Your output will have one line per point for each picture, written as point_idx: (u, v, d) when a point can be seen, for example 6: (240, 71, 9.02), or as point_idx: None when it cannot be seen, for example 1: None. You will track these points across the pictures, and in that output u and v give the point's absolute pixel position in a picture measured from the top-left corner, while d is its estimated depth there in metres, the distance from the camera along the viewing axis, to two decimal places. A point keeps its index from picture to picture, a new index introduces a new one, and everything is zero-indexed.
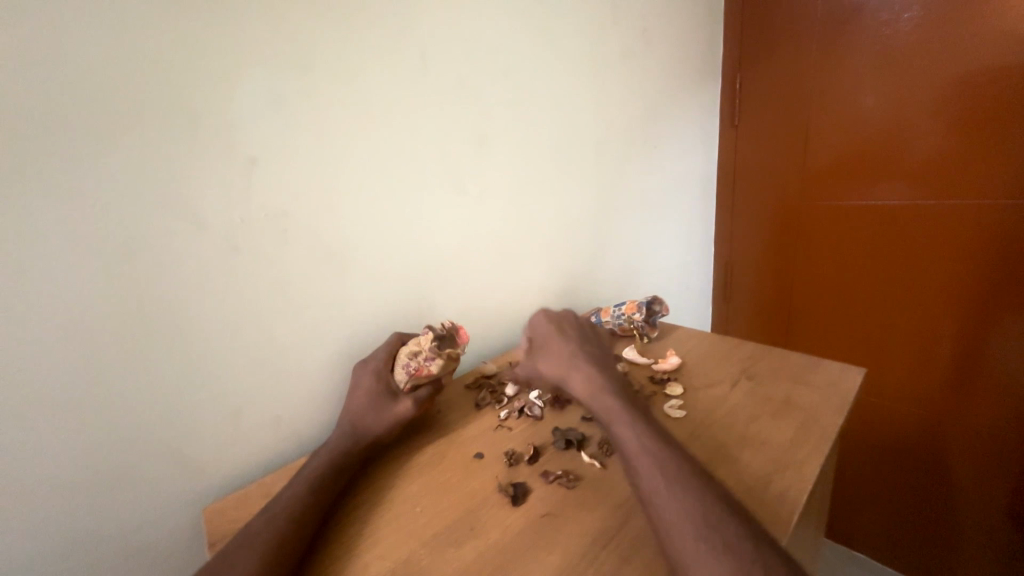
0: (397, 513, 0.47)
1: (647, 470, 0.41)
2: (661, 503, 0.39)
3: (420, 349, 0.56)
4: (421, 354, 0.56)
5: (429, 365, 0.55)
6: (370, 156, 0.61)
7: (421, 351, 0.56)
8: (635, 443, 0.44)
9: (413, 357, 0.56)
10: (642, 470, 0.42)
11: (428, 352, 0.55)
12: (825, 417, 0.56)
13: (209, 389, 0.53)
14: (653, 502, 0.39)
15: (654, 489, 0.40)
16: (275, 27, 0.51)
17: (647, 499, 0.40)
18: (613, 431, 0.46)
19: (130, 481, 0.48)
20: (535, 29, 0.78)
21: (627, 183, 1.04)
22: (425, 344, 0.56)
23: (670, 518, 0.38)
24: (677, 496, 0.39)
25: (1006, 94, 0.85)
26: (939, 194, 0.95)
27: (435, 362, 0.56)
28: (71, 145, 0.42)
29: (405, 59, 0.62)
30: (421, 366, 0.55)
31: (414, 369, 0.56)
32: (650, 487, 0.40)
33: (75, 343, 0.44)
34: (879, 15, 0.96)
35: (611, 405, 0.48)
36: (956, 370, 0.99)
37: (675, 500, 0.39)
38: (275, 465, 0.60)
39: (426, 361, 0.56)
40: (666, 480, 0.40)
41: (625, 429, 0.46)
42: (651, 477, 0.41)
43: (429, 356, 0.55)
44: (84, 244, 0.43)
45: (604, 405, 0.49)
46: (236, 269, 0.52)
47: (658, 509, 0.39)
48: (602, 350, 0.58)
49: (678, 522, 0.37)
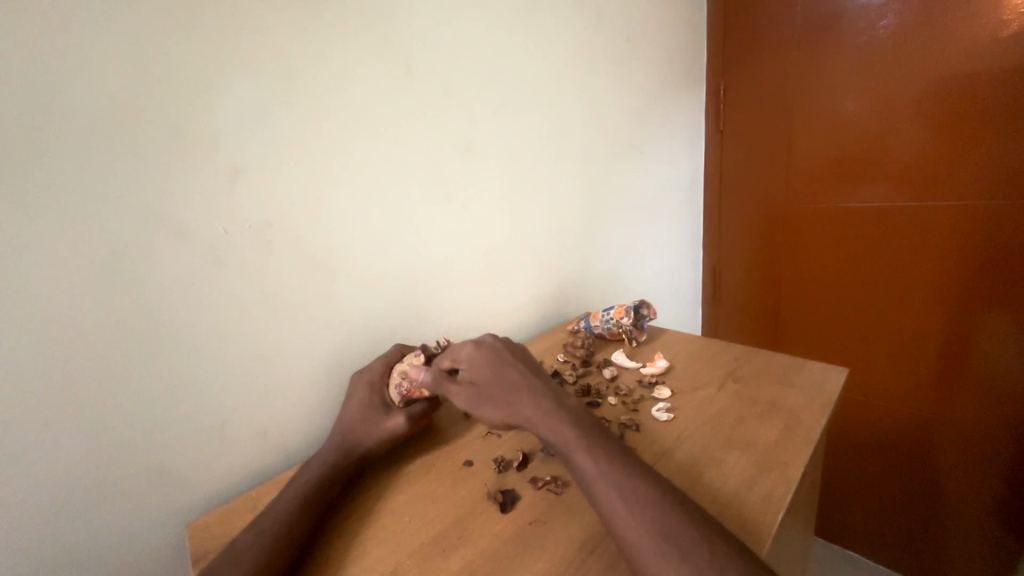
0: (386, 524, 0.47)
1: (606, 493, 0.41)
2: (623, 525, 0.39)
3: (412, 370, 0.56)
4: (413, 374, 0.56)
5: (420, 387, 0.56)
6: (357, 164, 0.61)
7: (413, 371, 0.56)
8: (596, 471, 0.43)
9: (404, 377, 0.56)
10: (603, 493, 0.41)
11: (420, 372, 0.56)
12: (809, 418, 0.57)
13: (194, 402, 0.52)
14: (619, 524, 0.39)
15: (614, 512, 0.40)
16: (261, 36, 0.52)
17: (610, 521, 0.40)
18: (572, 461, 0.44)
19: (112, 498, 0.47)
20: (521, 37, 0.79)
21: (615, 186, 1.05)
22: (416, 365, 0.56)
23: (634, 540, 0.38)
24: (638, 517, 0.39)
25: (980, 99, 0.88)
26: (919, 195, 0.98)
27: (427, 382, 0.56)
28: (51, 157, 0.41)
29: (392, 67, 0.63)
30: (413, 386, 0.56)
31: (406, 389, 0.56)
32: (612, 510, 0.40)
33: (55, 359, 0.43)
34: (856, 23, 0.99)
35: (568, 435, 0.46)
36: (940, 368, 1.01)
37: (636, 522, 0.39)
38: (261, 477, 0.59)
39: (419, 382, 0.56)
40: (627, 501, 0.40)
41: (584, 457, 0.44)
42: (611, 500, 0.41)
43: (421, 377, 0.56)
44: (64, 258, 0.43)
45: (552, 428, 0.47)
46: (220, 280, 0.52)
47: (621, 531, 0.39)
48: (531, 368, 0.55)
49: (642, 543, 0.38)
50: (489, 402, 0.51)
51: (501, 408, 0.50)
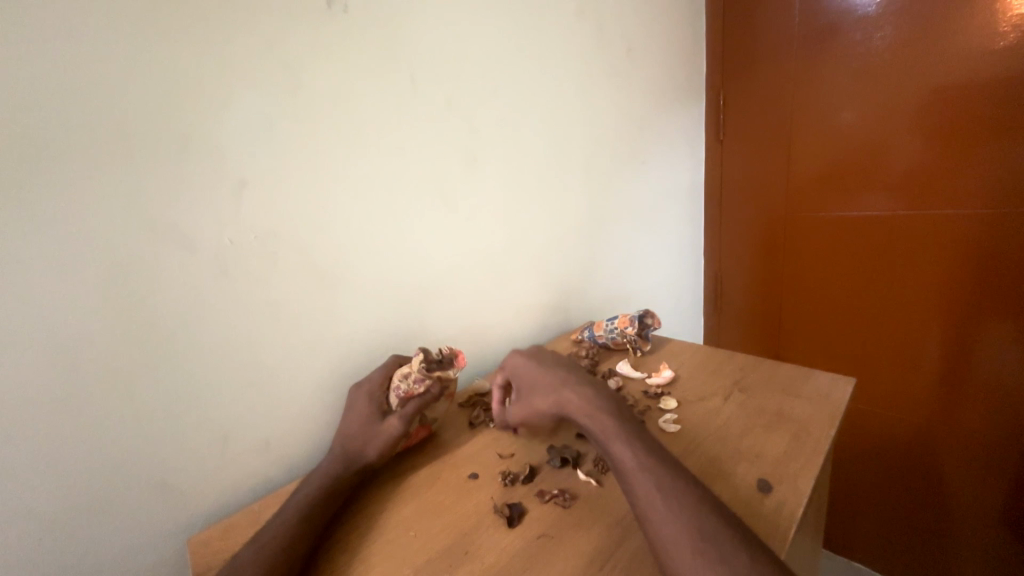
0: (390, 538, 0.46)
1: (643, 486, 0.41)
2: (660, 518, 0.39)
3: (410, 371, 0.56)
4: (411, 375, 0.55)
5: (418, 386, 0.55)
6: (362, 175, 0.62)
7: (411, 372, 0.55)
8: (634, 462, 0.43)
9: (403, 379, 0.56)
10: (640, 486, 0.42)
11: (417, 373, 0.55)
12: (818, 428, 0.57)
13: (196, 415, 0.51)
14: (653, 518, 0.40)
15: (650, 504, 0.40)
16: (269, 51, 0.53)
17: (644, 514, 0.40)
18: (611, 452, 0.45)
19: (111, 514, 0.47)
20: (523, 49, 0.81)
21: (617, 197, 1.05)
22: (415, 366, 0.56)
23: (669, 533, 0.38)
24: (673, 514, 0.39)
25: (983, 110, 0.88)
26: (921, 204, 0.98)
27: (424, 382, 0.55)
28: (61, 171, 0.42)
29: (397, 82, 0.64)
30: (411, 387, 0.55)
31: (404, 391, 0.55)
32: (646, 504, 0.41)
33: (56, 371, 0.43)
34: (853, 34, 1.00)
35: (606, 422, 0.47)
36: (944, 377, 1.00)
37: (672, 514, 0.39)
38: (263, 491, 0.58)
39: (416, 383, 0.55)
40: (662, 492, 0.41)
41: (622, 448, 0.45)
42: (649, 492, 0.41)
43: (418, 378, 0.55)
44: (70, 268, 0.43)
45: (593, 417, 0.48)
46: (223, 290, 0.52)
47: (654, 525, 0.39)
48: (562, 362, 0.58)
49: (678, 539, 0.38)
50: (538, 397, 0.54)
51: (547, 396, 0.53)
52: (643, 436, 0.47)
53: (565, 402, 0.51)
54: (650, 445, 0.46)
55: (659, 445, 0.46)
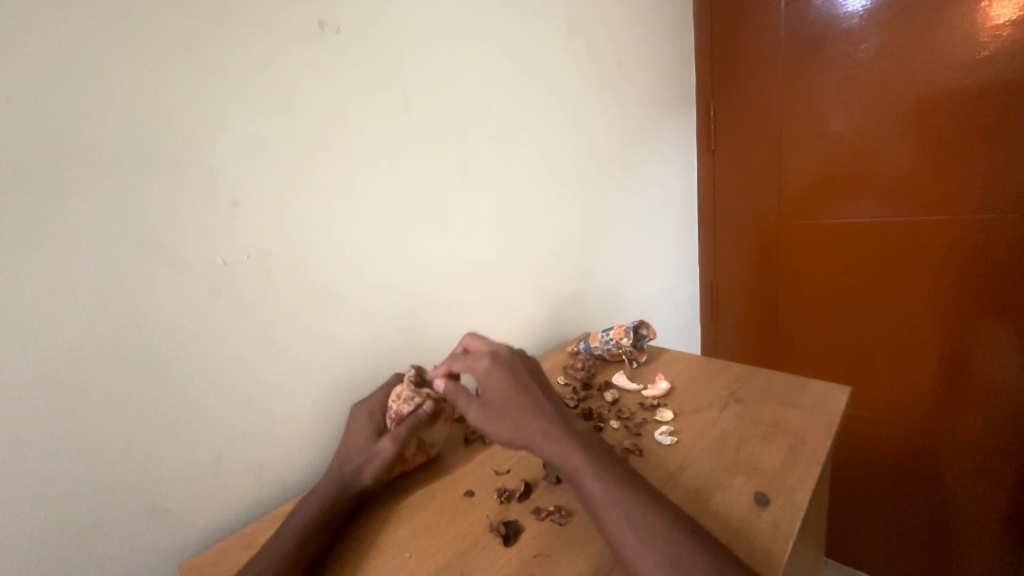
0: (385, 560, 0.45)
1: (618, 522, 0.41)
2: (636, 555, 0.39)
3: (401, 391, 0.57)
4: (401, 395, 0.56)
5: (408, 405, 0.55)
6: (355, 192, 0.62)
7: (401, 392, 0.56)
8: (606, 496, 0.43)
9: (395, 400, 0.56)
10: (613, 522, 0.41)
11: (407, 392, 0.56)
12: (814, 438, 0.57)
13: (188, 438, 0.51)
14: (629, 554, 0.39)
15: (625, 542, 0.40)
16: (263, 74, 0.53)
17: (622, 553, 0.40)
18: (583, 487, 0.44)
19: (100, 541, 0.46)
20: (515, 66, 0.82)
21: (610, 208, 1.06)
22: (405, 385, 0.57)
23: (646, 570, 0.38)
24: (650, 548, 0.39)
25: (968, 119, 0.90)
26: (911, 211, 0.99)
27: (414, 401, 0.55)
28: (54, 196, 0.42)
29: (389, 101, 0.65)
30: (401, 407, 0.55)
31: (395, 412, 0.55)
32: (621, 540, 0.40)
33: (45, 395, 0.42)
34: (839, 46, 1.02)
35: (577, 459, 0.45)
36: (939, 383, 1.01)
37: (650, 552, 0.38)
38: (257, 513, 0.57)
39: (406, 402, 0.55)
40: (636, 527, 0.40)
41: (594, 483, 0.43)
42: (623, 528, 0.40)
43: (408, 396, 0.55)
44: (62, 291, 0.43)
45: (562, 452, 0.46)
46: (217, 310, 0.52)
47: (632, 562, 0.39)
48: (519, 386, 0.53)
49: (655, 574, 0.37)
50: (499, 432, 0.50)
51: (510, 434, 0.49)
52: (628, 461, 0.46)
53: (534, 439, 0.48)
54: (622, 474, 0.45)
55: (632, 474, 0.46)
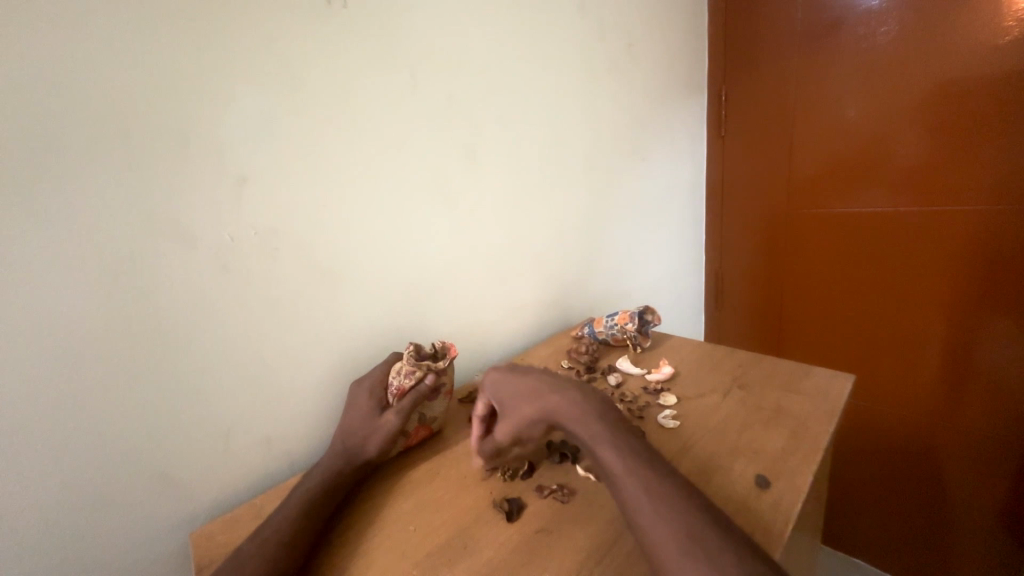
0: (390, 532, 0.46)
1: (632, 490, 0.41)
2: (649, 523, 0.39)
3: (401, 365, 0.56)
4: (402, 370, 0.56)
5: (409, 379, 0.55)
6: (362, 171, 0.62)
7: (401, 366, 0.56)
8: (622, 466, 0.43)
9: (396, 375, 0.56)
10: (628, 489, 0.42)
11: (406, 366, 0.55)
12: (817, 424, 0.57)
13: (197, 411, 0.52)
14: (642, 522, 0.40)
15: (640, 509, 0.40)
16: (267, 47, 0.52)
17: (636, 521, 0.40)
18: (599, 457, 0.45)
19: (114, 508, 0.47)
20: (523, 45, 0.80)
21: (617, 193, 1.05)
22: (405, 360, 0.56)
23: (658, 536, 0.38)
24: (661, 518, 0.39)
25: (989, 106, 0.87)
26: (926, 200, 0.97)
27: (414, 374, 0.55)
28: (61, 168, 0.42)
29: (395, 78, 0.64)
30: (402, 381, 0.55)
31: (396, 387, 0.55)
32: (635, 508, 0.41)
33: (58, 366, 0.43)
34: (858, 29, 0.99)
35: (593, 428, 0.47)
36: (945, 374, 1.00)
37: (662, 520, 0.39)
38: (265, 485, 0.59)
39: (407, 376, 0.55)
40: (650, 496, 0.41)
41: (611, 453, 0.44)
42: (637, 497, 0.41)
43: (409, 370, 0.55)
44: (72, 264, 0.43)
45: (582, 422, 0.48)
46: (225, 286, 0.52)
47: (645, 530, 0.39)
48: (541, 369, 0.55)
49: (667, 542, 0.38)
50: (523, 405, 0.52)
51: (532, 403, 0.51)
52: (636, 441, 0.46)
53: (554, 407, 0.50)
54: (637, 447, 0.45)
55: (647, 447, 0.46)
